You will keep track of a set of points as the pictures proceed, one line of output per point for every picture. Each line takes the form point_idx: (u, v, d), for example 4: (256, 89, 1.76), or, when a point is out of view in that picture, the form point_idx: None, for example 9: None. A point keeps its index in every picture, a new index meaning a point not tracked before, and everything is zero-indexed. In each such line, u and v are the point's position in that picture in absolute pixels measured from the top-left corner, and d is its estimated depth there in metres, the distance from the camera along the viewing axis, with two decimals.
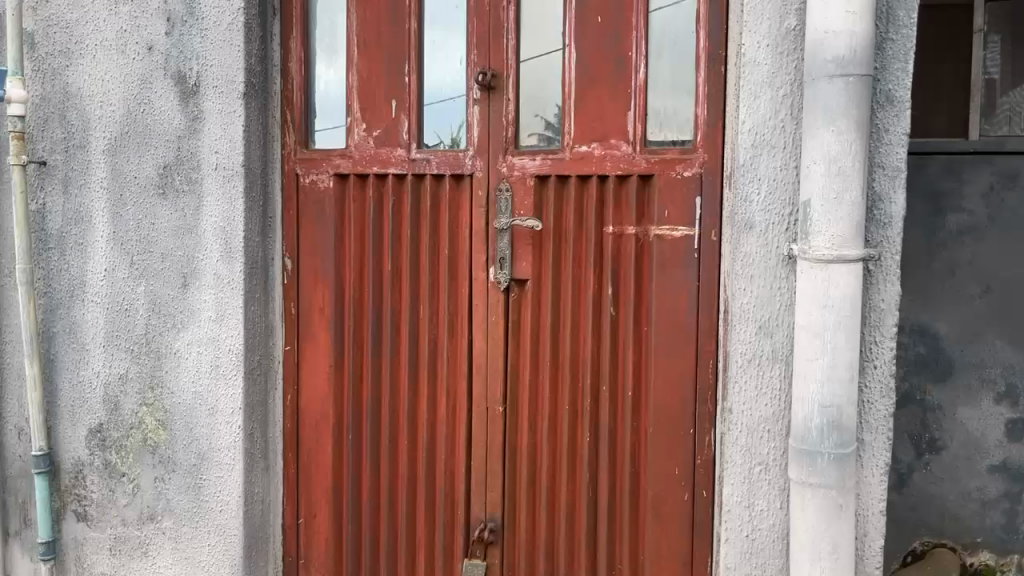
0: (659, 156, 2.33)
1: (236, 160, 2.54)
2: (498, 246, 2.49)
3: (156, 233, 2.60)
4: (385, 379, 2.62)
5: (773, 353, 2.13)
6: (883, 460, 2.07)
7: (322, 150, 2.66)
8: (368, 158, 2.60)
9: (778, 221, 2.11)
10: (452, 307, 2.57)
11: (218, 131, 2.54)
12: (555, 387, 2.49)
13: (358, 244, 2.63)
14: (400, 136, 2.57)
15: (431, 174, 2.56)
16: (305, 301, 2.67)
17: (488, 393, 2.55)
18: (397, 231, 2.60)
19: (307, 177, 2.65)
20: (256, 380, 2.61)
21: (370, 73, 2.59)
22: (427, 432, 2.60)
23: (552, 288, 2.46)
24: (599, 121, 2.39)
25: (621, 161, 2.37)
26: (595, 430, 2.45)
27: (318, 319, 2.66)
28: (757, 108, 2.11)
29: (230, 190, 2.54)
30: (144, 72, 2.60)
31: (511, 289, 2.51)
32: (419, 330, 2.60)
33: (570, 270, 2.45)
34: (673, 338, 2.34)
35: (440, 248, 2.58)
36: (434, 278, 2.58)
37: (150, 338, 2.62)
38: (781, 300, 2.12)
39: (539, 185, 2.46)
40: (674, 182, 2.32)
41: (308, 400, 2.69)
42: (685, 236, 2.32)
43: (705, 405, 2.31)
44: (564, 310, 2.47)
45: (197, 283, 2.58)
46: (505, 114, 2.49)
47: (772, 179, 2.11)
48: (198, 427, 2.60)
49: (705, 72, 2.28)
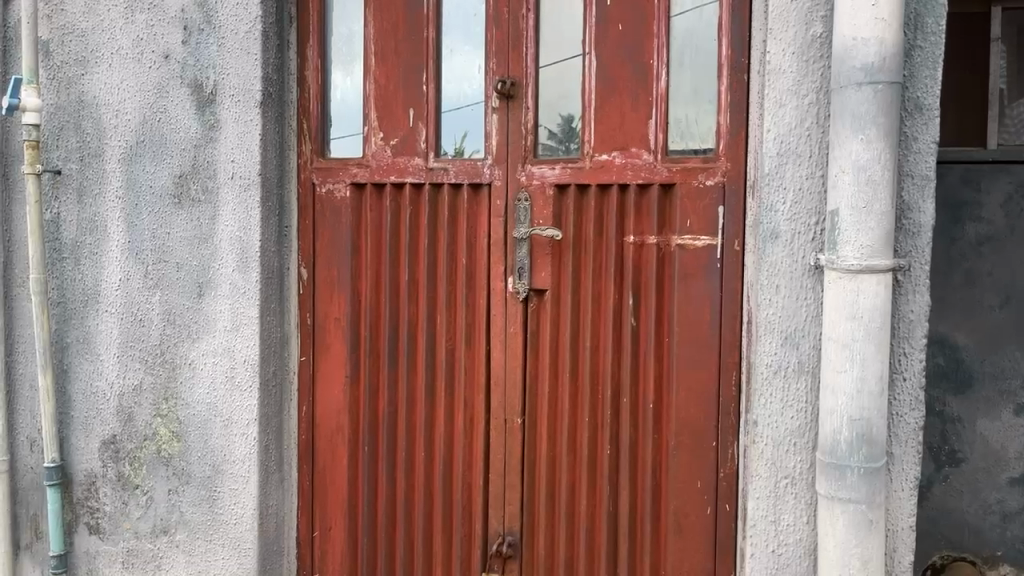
0: (681, 165, 2.30)
1: (252, 169, 2.51)
2: (517, 256, 2.47)
3: (171, 242, 2.58)
4: (401, 391, 2.59)
5: (799, 365, 2.09)
6: (913, 474, 2.03)
7: (337, 159, 2.63)
8: (384, 166, 2.58)
9: (804, 230, 2.08)
10: (470, 318, 2.55)
11: (235, 140, 2.52)
12: (574, 399, 2.46)
13: (374, 254, 2.60)
14: (417, 145, 2.55)
15: (448, 183, 2.53)
16: (321, 311, 2.65)
17: (507, 405, 2.51)
18: (413, 240, 2.57)
19: (323, 186, 2.63)
20: (271, 391, 2.58)
21: (387, 82, 2.57)
22: (445, 444, 2.56)
23: (572, 298, 2.43)
24: (619, 130, 2.37)
25: (642, 171, 2.34)
26: (615, 443, 2.41)
27: (333, 329, 2.63)
28: (783, 116, 2.08)
29: (246, 200, 2.52)
30: (160, 80, 2.58)
31: (529, 299, 2.48)
32: (436, 340, 2.57)
33: (590, 281, 2.42)
34: (696, 349, 2.30)
35: (457, 258, 2.55)
36: (451, 288, 2.55)
37: (165, 349, 2.59)
38: (808, 310, 2.08)
39: (558, 194, 2.44)
40: (697, 191, 2.29)
41: (323, 412, 2.65)
42: (706, 246, 2.29)
43: (728, 416, 2.28)
44: (583, 320, 2.44)
45: (212, 293, 2.55)
46: (523, 123, 2.46)
47: (797, 188, 2.08)
48: (212, 439, 2.56)
49: (728, 80, 2.26)
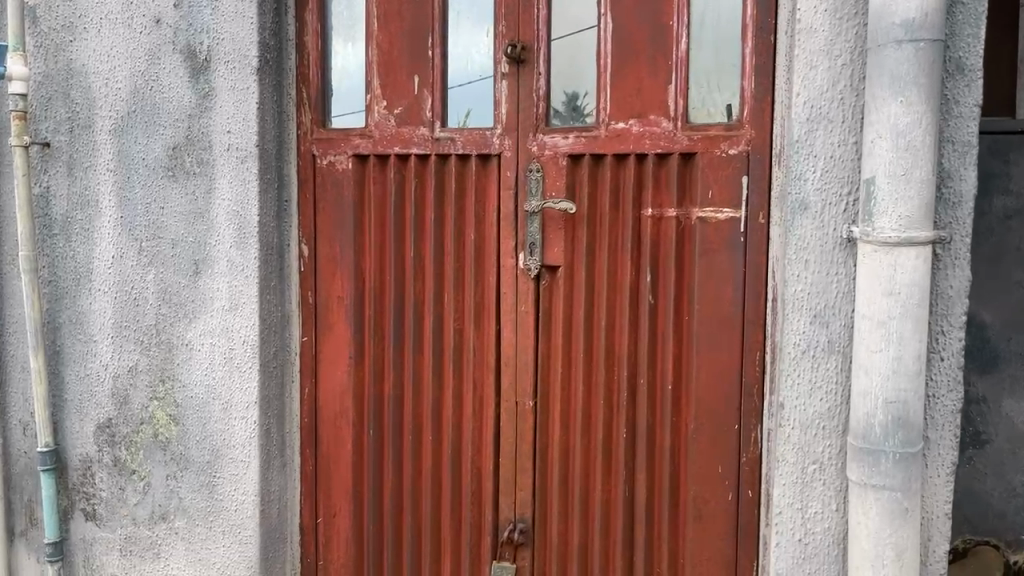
0: (702, 133, 2.18)
1: (249, 140, 2.39)
2: (528, 231, 2.34)
3: (165, 217, 2.45)
4: (407, 373, 2.48)
5: (829, 344, 1.97)
6: (950, 460, 1.92)
7: (339, 129, 2.51)
8: (388, 137, 2.45)
9: (836, 201, 1.95)
10: (478, 296, 2.43)
11: (231, 109, 2.39)
12: (589, 382, 2.34)
13: (378, 229, 2.48)
14: (423, 114, 2.41)
15: (455, 154, 2.40)
16: (323, 289, 2.53)
17: (518, 387, 2.40)
18: (420, 214, 2.45)
19: (324, 158, 2.51)
20: (272, 373, 2.47)
21: (391, 47, 2.43)
22: (453, 428, 2.46)
23: (585, 275, 2.31)
24: (637, 96, 2.23)
25: (661, 140, 2.21)
26: (632, 427, 2.31)
27: (336, 308, 2.52)
28: (814, 79, 1.94)
29: (244, 172, 2.39)
30: (152, 47, 2.45)
31: (541, 276, 2.36)
32: (444, 320, 2.46)
33: (605, 256, 2.29)
34: (717, 328, 2.20)
35: (465, 233, 2.43)
36: (459, 265, 2.43)
37: (160, 330, 2.48)
38: (839, 286, 1.95)
39: (572, 165, 2.31)
40: (719, 161, 2.17)
41: (326, 394, 2.55)
42: (730, 219, 2.17)
43: (751, 398, 2.18)
44: (598, 298, 2.32)
45: (209, 271, 2.43)
46: (534, 89, 2.33)
47: (828, 156, 1.95)
48: (211, 422, 2.46)
49: (753, 42, 2.13)
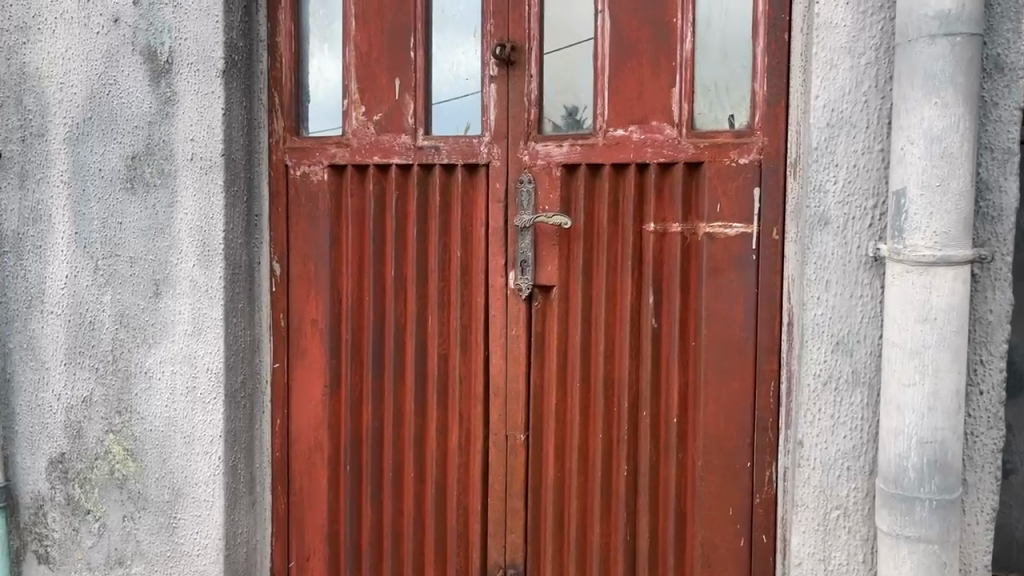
0: (710, 141, 1.99)
1: (214, 149, 2.19)
2: (519, 248, 2.13)
3: (123, 234, 2.25)
4: (387, 403, 2.27)
5: (854, 375, 1.76)
6: (990, 505, 1.71)
7: (314, 137, 2.31)
8: (367, 146, 2.25)
9: (860, 215, 1.75)
10: (465, 318, 2.22)
11: (194, 115, 2.20)
12: (586, 414, 2.13)
13: (356, 245, 2.27)
14: (404, 120, 2.22)
15: (440, 165, 2.20)
16: (296, 311, 2.33)
17: (508, 419, 2.19)
18: (401, 230, 2.24)
19: (297, 169, 2.31)
20: (240, 403, 2.26)
21: (370, 48, 2.24)
22: (438, 463, 2.25)
23: (582, 297, 2.11)
24: (637, 100, 2.04)
25: (664, 148, 2.02)
26: (634, 464, 2.10)
27: (311, 332, 2.31)
28: (834, 79, 1.75)
29: (208, 184, 2.19)
30: (110, 48, 2.25)
31: (534, 297, 2.15)
32: (427, 344, 2.25)
33: (604, 276, 2.09)
34: (727, 355, 2.00)
35: (451, 249, 2.22)
36: (445, 285, 2.22)
37: (118, 356, 2.28)
38: (864, 310, 1.75)
39: (567, 176, 2.11)
40: (728, 171, 1.98)
41: (299, 426, 2.33)
42: (740, 234, 1.98)
43: (765, 433, 1.98)
44: (596, 322, 2.11)
45: (170, 292, 2.23)
46: (526, 93, 2.13)
47: (851, 165, 1.75)
48: (172, 458, 2.25)
49: (765, 40, 1.94)
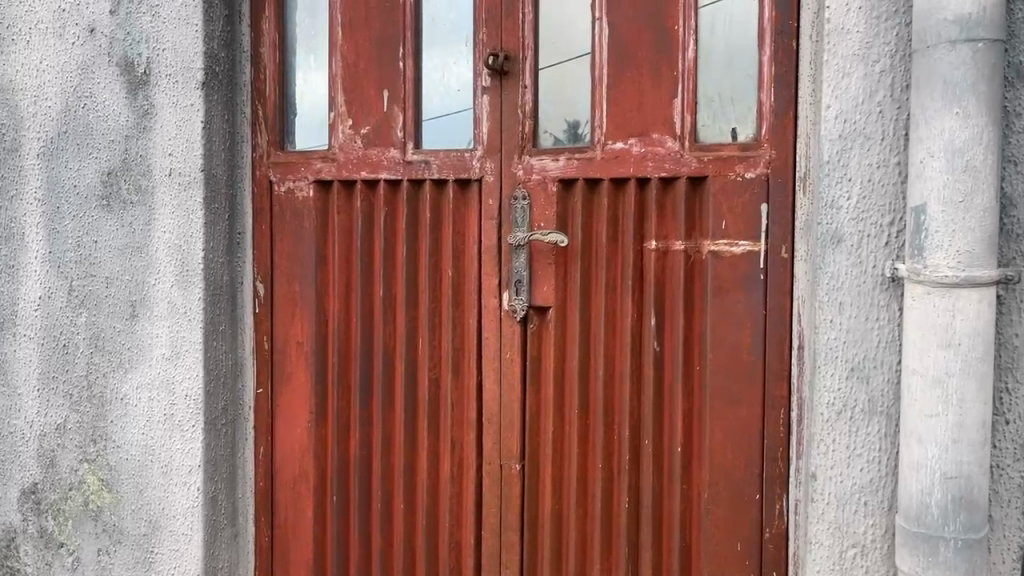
0: (714, 154, 1.89)
1: (193, 164, 2.09)
2: (513, 267, 2.02)
3: (99, 253, 2.16)
4: (376, 430, 2.16)
5: (870, 404, 1.65)
6: (1018, 544, 1.59)
7: (300, 151, 2.21)
8: (354, 160, 2.14)
9: (876, 233, 1.64)
10: (457, 341, 2.10)
11: (173, 129, 2.10)
12: (585, 442, 2.02)
13: (343, 264, 2.16)
14: (393, 134, 2.11)
15: (431, 179, 2.09)
16: (281, 334, 2.22)
17: (503, 448, 2.07)
18: (390, 248, 2.13)
19: (282, 185, 2.20)
20: (221, 431, 2.15)
21: (357, 58, 2.14)
22: (429, 494, 2.13)
23: (580, 319, 2.00)
24: (637, 111, 1.94)
25: (666, 162, 1.92)
26: (636, 496, 1.99)
27: (296, 355, 2.20)
28: (847, 88, 1.64)
29: (187, 201, 2.09)
30: (85, 59, 2.17)
31: (529, 319, 2.03)
32: (418, 369, 2.13)
33: (602, 297, 1.98)
34: (733, 381, 1.90)
35: (443, 268, 2.11)
36: (436, 307, 2.11)
37: (92, 382, 2.18)
38: (881, 334, 1.64)
39: (563, 192, 2.00)
40: (733, 186, 1.87)
41: (284, 455, 2.22)
42: (747, 253, 1.88)
43: (775, 464, 1.87)
44: (595, 345, 2.00)
45: (147, 314, 2.13)
46: (520, 104, 2.03)
47: (866, 179, 1.64)
48: (149, 489, 2.14)
49: (771, 48, 1.84)
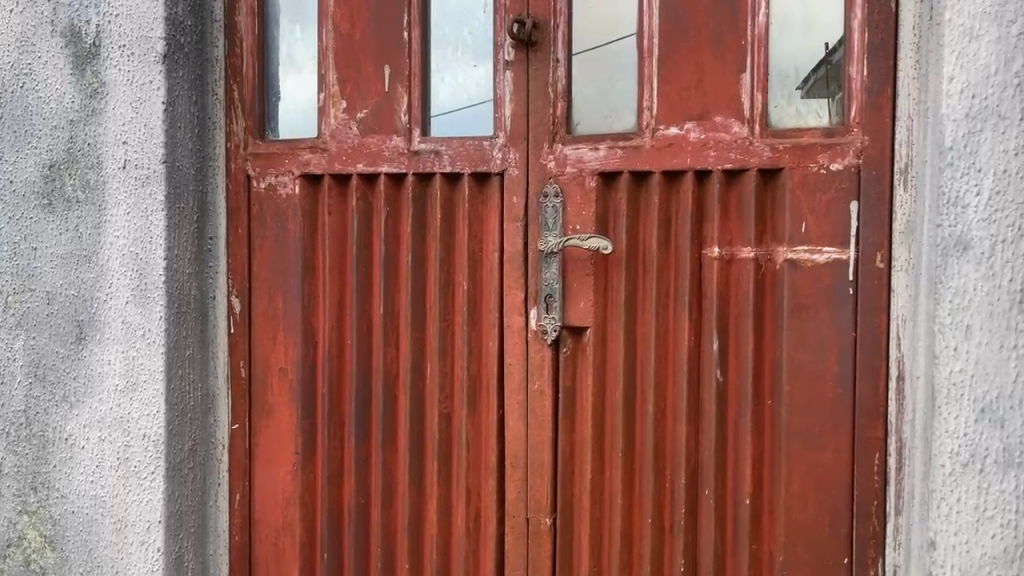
0: (791, 141, 1.54)
1: (152, 155, 1.73)
2: (543, 279, 1.67)
3: (39, 263, 1.80)
4: (375, 475, 1.80)
5: (1005, 454, 1.31)
6: None
7: (283, 140, 1.85)
8: (349, 151, 1.79)
9: (1013, 238, 1.30)
10: (474, 369, 1.74)
11: (128, 112, 1.74)
12: (631, 491, 1.66)
13: (336, 276, 1.80)
14: (396, 118, 1.76)
15: (441, 172, 1.73)
16: (261, 358, 1.86)
17: (531, 499, 1.72)
18: (393, 257, 1.77)
19: (262, 181, 1.84)
20: (187, 478, 1.80)
21: (352, 27, 1.78)
22: (439, 552, 1.77)
23: (625, 342, 1.64)
24: (696, 90, 1.59)
25: (732, 150, 1.57)
26: (693, 558, 1.64)
27: (280, 384, 1.85)
28: (975, 55, 1.30)
29: (144, 200, 1.73)
30: (24, 28, 1.81)
31: (562, 342, 1.68)
32: (425, 401, 1.78)
33: (652, 315, 1.63)
34: (815, 420, 1.55)
35: (456, 280, 1.75)
36: (447, 327, 1.75)
37: (33, 418, 1.82)
38: (1019, 366, 1.30)
39: (603, 188, 1.65)
40: (814, 180, 1.53)
41: (266, 503, 1.86)
42: (832, 261, 1.53)
43: (867, 522, 1.53)
44: (643, 374, 1.65)
45: (97, 337, 1.77)
46: (551, 82, 1.67)
47: (1001, 171, 1.30)
48: (100, 549, 1.78)
49: (864, 10, 1.50)
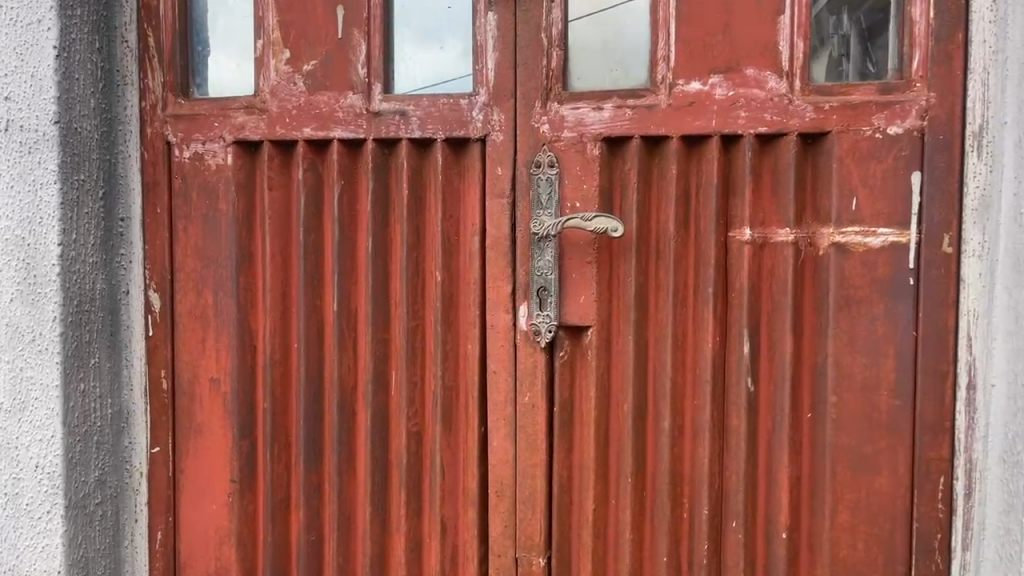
0: (842, 99, 1.26)
1: (40, 115, 1.37)
2: (536, 268, 1.36)
3: None
4: (329, 507, 1.48)
5: None
6: None
7: (212, 98, 1.50)
8: (293, 111, 1.45)
9: None
10: (449, 378, 1.43)
11: (8, 60, 1.38)
12: (641, 524, 1.38)
13: (278, 265, 1.47)
14: (352, 71, 1.43)
15: (408, 138, 1.41)
16: (188, 366, 1.52)
17: (520, 535, 1.42)
18: (349, 242, 1.45)
19: (186, 148, 1.50)
20: (93, 516, 1.45)
21: None
22: None
23: (636, 346, 1.35)
24: (723, 36, 1.30)
25: (768, 110, 1.28)
26: None
27: (211, 397, 1.51)
28: None
29: (32, 170, 1.38)
30: None
31: (558, 344, 1.38)
32: (389, 417, 1.46)
33: (668, 312, 1.34)
34: (866, 438, 1.28)
35: (428, 270, 1.44)
36: (417, 328, 1.44)
37: None
38: None
39: (608, 156, 1.35)
40: (869, 146, 1.25)
41: (195, 541, 1.53)
42: (889, 246, 1.26)
43: (930, 560, 1.26)
44: (656, 383, 1.36)
45: None
46: (544, 27, 1.37)
47: None
48: None
49: None
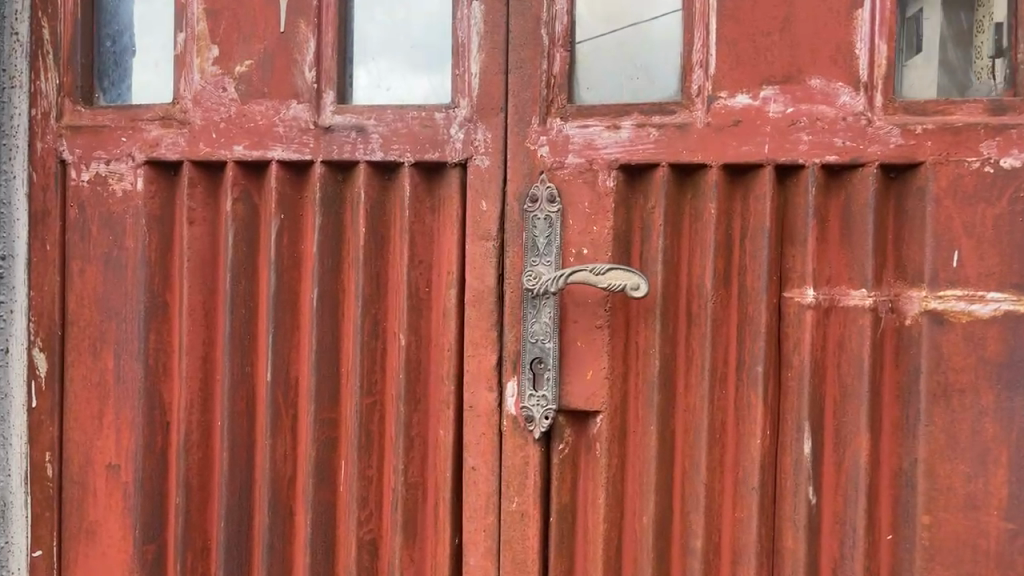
0: (940, 120, 0.95)
1: None
2: (529, 334, 1.04)
3: None
4: None
5: None
6: None
7: (120, 106, 1.19)
8: (220, 124, 1.13)
9: None
10: (414, 474, 1.10)
11: None
12: None
13: (198, 322, 1.14)
14: (297, 74, 1.11)
15: (365, 160, 1.09)
16: (83, 448, 1.19)
17: None
18: (290, 294, 1.13)
19: (87, 169, 1.18)
20: None
21: None
22: None
23: (661, 439, 1.03)
24: (778, 36, 0.99)
25: (840, 133, 0.97)
26: None
27: (110, 488, 1.18)
28: None
29: None
30: None
31: (556, 434, 1.06)
32: (335, 520, 1.13)
33: (703, 396, 1.01)
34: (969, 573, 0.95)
35: (389, 332, 1.11)
36: (373, 407, 1.11)
37: None
38: None
39: (627, 190, 1.03)
40: (975, 185, 0.94)
41: None
42: (1002, 319, 0.94)
43: None
44: (686, 489, 1.03)
45: None
46: (544, 22, 1.06)
47: None
48: None
49: None
